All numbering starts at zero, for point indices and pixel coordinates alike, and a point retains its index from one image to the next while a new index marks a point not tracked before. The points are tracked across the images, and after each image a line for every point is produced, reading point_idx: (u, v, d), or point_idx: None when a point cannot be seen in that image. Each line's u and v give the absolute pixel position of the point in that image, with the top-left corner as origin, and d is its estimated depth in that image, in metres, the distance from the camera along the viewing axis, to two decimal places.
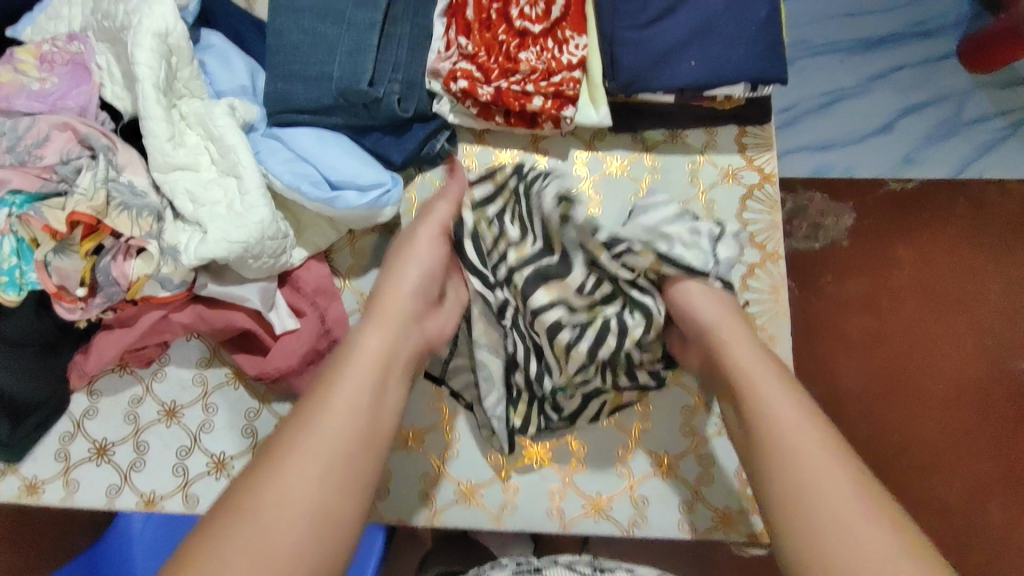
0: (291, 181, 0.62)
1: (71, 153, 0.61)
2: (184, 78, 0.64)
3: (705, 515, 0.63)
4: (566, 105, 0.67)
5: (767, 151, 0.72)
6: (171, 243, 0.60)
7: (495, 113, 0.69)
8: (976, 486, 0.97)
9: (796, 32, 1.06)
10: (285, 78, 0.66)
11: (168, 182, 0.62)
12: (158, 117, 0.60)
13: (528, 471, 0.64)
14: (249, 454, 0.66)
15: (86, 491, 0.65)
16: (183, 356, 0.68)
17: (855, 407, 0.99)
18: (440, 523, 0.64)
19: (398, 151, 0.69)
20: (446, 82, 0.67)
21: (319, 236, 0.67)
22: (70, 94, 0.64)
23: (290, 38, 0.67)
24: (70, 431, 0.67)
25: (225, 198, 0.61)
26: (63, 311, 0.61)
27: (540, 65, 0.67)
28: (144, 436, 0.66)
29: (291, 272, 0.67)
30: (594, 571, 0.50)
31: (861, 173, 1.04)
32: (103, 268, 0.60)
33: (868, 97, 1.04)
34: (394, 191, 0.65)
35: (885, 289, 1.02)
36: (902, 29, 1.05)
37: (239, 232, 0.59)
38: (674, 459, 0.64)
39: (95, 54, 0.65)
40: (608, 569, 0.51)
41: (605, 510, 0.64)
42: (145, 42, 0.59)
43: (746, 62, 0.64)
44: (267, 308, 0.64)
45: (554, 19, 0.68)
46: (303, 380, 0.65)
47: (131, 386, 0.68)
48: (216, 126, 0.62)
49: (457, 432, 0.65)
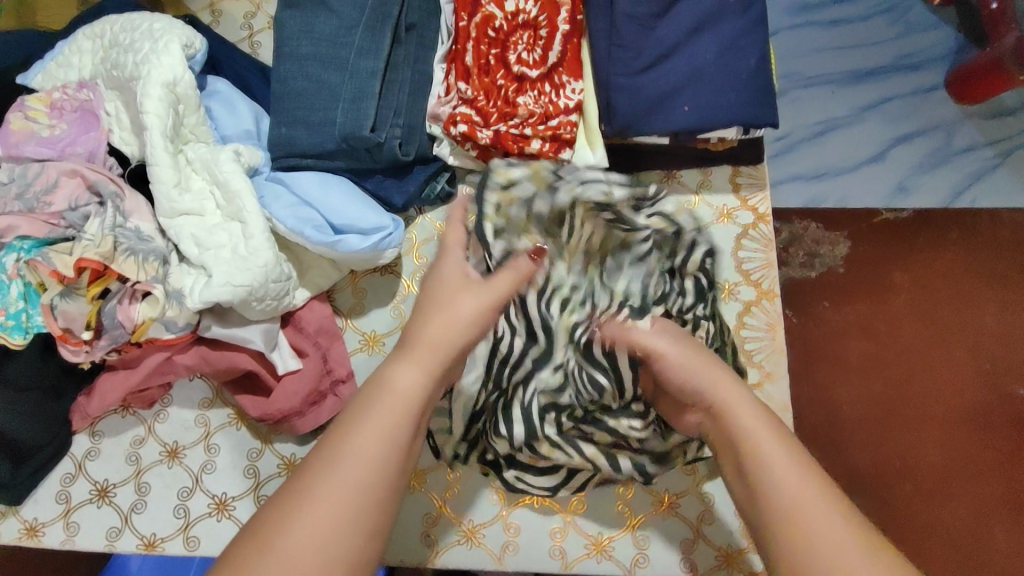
0: (294, 224, 0.64)
1: (79, 200, 0.62)
2: (190, 125, 0.65)
3: (707, 554, 0.64)
4: (563, 148, 0.69)
5: (760, 190, 0.74)
6: (176, 287, 0.61)
7: (494, 155, 0.71)
8: (980, 513, 0.97)
9: (787, 66, 1.09)
10: (290, 123, 0.68)
11: (173, 227, 0.63)
12: (165, 163, 0.62)
13: (529, 511, 0.65)
14: (251, 495, 0.66)
15: (86, 533, 0.65)
16: (186, 397, 0.69)
17: (856, 433, 0.99)
18: (441, 564, 0.64)
19: (400, 194, 0.71)
20: (447, 125, 0.69)
21: (321, 277, 0.68)
22: (79, 140, 0.65)
23: (294, 84, 0.69)
24: (72, 472, 0.67)
25: (230, 242, 0.62)
26: (67, 354, 0.61)
27: (538, 109, 0.69)
28: (146, 477, 0.67)
29: (294, 312, 0.68)
30: None
31: (855, 204, 1.05)
32: (109, 311, 0.60)
33: (859, 129, 1.07)
34: (395, 234, 0.66)
35: (882, 316, 1.03)
36: (891, 61, 1.08)
37: (243, 276, 0.60)
38: (675, 497, 0.65)
39: (104, 101, 0.66)
40: None
41: (606, 549, 0.64)
42: (154, 92, 0.61)
43: (738, 107, 0.66)
44: (270, 349, 0.65)
45: (551, 64, 0.70)
46: (304, 421, 0.66)
47: (133, 427, 0.68)
48: (222, 172, 0.63)
49: (458, 471, 0.66)
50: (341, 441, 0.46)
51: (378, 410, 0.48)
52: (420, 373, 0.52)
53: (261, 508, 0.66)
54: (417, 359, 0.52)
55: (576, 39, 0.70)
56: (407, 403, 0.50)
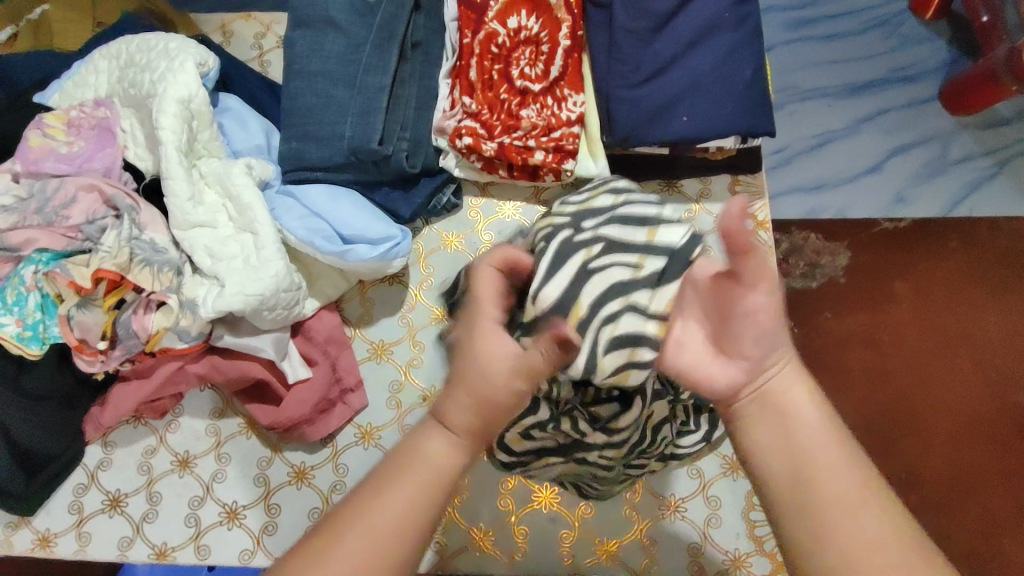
0: (305, 235, 0.65)
1: (96, 213, 0.64)
2: (203, 140, 0.67)
3: (714, 557, 0.64)
4: (567, 158, 0.71)
5: (759, 198, 0.76)
6: (189, 297, 0.62)
7: (498, 166, 0.73)
8: (989, 525, 0.97)
9: (784, 80, 1.11)
10: (299, 137, 0.70)
11: (187, 239, 0.64)
12: (179, 177, 0.64)
13: (537, 516, 0.65)
14: (261, 504, 0.67)
15: (98, 543, 0.66)
16: (197, 407, 0.70)
17: (863, 445, 1.00)
18: (451, 570, 0.65)
19: (407, 206, 0.72)
20: (452, 138, 0.71)
21: (330, 287, 0.70)
22: (95, 156, 0.67)
23: (304, 100, 0.71)
24: (84, 482, 0.68)
25: (241, 253, 0.64)
26: (82, 364, 0.62)
27: (540, 121, 0.71)
28: (158, 487, 0.67)
29: (303, 322, 0.70)
30: None
31: (855, 214, 1.07)
32: (124, 322, 0.62)
33: (856, 140, 1.09)
34: (404, 243, 0.68)
35: (885, 326, 1.04)
36: (885, 74, 1.10)
37: (255, 286, 0.62)
38: (682, 501, 0.65)
39: (120, 119, 0.68)
40: None
41: (615, 554, 0.64)
42: (169, 109, 0.63)
43: (735, 117, 0.68)
44: (280, 358, 0.66)
45: (553, 78, 0.72)
46: (314, 429, 0.67)
47: (145, 436, 0.69)
48: (234, 185, 0.65)
49: (467, 477, 0.66)
50: (367, 507, 0.39)
51: (408, 481, 0.41)
52: (462, 454, 0.43)
53: (271, 516, 0.66)
54: (465, 433, 0.43)
55: (577, 53, 0.72)
56: (443, 481, 0.41)
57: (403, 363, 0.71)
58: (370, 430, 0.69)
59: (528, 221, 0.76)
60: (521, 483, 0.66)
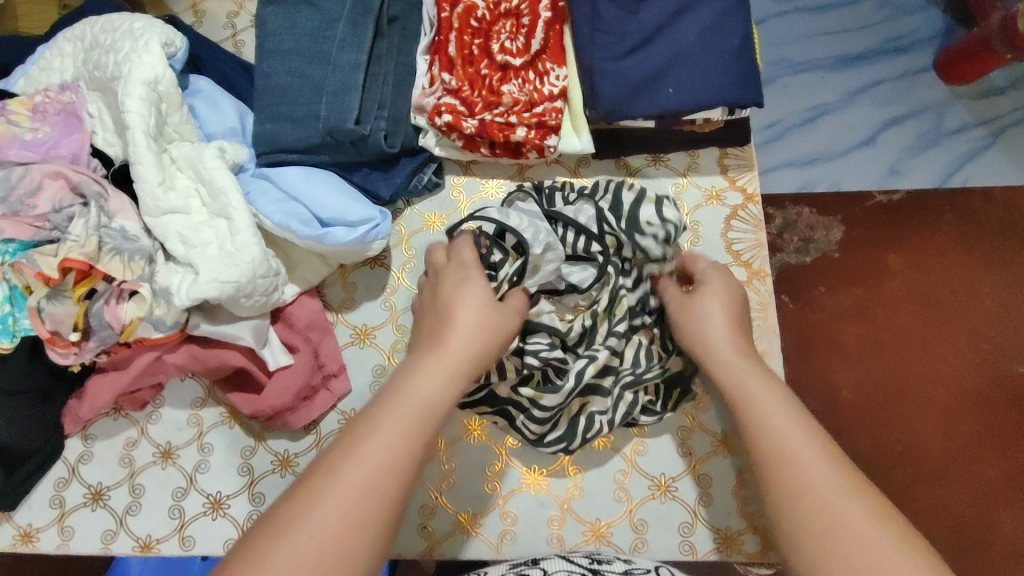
0: (281, 219, 0.63)
1: (64, 201, 0.62)
2: (174, 124, 0.65)
3: (705, 536, 0.63)
4: (549, 134, 0.69)
5: (749, 171, 0.74)
6: (163, 285, 0.61)
7: (480, 144, 0.71)
8: (983, 494, 0.97)
9: (776, 52, 1.08)
10: (274, 119, 0.68)
11: (159, 225, 0.62)
12: (148, 162, 0.61)
13: (526, 499, 0.64)
14: (246, 493, 0.66)
15: (81, 538, 0.65)
16: (178, 397, 0.68)
17: (856, 417, 0.99)
18: (439, 556, 0.64)
19: (386, 186, 0.70)
20: (431, 116, 0.69)
21: (311, 272, 0.68)
22: (62, 142, 0.65)
23: (277, 80, 0.68)
24: (65, 476, 0.67)
25: (215, 240, 0.62)
26: (56, 357, 0.61)
27: (522, 97, 0.69)
28: (140, 478, 0.66)
29: (283, 308, 0.68)
30: (590, 562, 0.56)
31: (849, 187, 1.05)
32: (96, 313, 0.60)
33: (849, 113, 1.07)
34: (383, 225, 0.66)
35: (878, 299, 1.03)
36: (879, 44, 1.08)
37: (230, 272, 0.60)
38: (672, 480, 0.65)
39: (87, 104, 0.66)
40: (604, 560, 0.57)
41: (604, 535, 0.64)
42: (135, 91, 0.61)
43: (724, 88, 0.65)
44: (260, 346, 0.65)
45: (535, 52, 0.70)
46: (297, 416, 0.66)
47: (126, 429, 0.68)
48: (206, 169, 0.63)
49: (453, 462, 0.65)
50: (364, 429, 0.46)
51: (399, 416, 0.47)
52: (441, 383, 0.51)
53: (256, 505, 0.65)
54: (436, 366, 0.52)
55: (559, 26, 0.70)
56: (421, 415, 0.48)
57: (386, 348, 0.70)
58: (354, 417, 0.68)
59: None
60: (508, 465, 0.65)
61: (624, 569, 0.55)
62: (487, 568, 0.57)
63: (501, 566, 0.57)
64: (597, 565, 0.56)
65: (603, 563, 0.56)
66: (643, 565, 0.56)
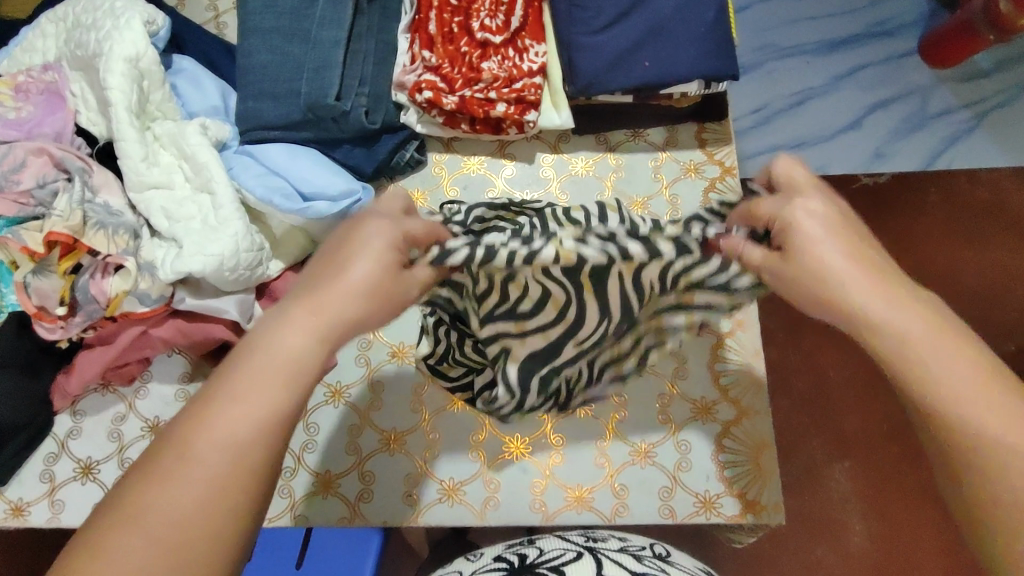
0: (263, 194, 0.64)
1: (47, 177, 0.63)
2: (156, 101, 0.65)
3: (685, 500, 0.65)
4: (529, 110, 0.70)
5: (726, 145, 0.75)
6: (147, 259, 0.62)
7: (461, 120, 0.72)
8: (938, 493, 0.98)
9: (761, 37, 1.08)
10: (256, 96, 0.69)
11: (143, 201, 0.63)
12: (132, 138, 0.62)
13: (509, 467, 0.66)
14: None
15: (71, 510, 0.66)
16: (165, 371, 0.69)
17: (790, 434, 1.02)
18: (423, 522, 0.65)
19: (368, 161, 0.71)
20: (412, 93, 0.69)
21: (295, 248, 0.69)
22: (45, 121, 0.65)
23: (258, 59, 0.69)
24: (55, 452, 0.67)
25: (199, 214, 0.63)
26: (43, 332, 0.62)
27: (502, 73, 0.69)
28: (129, 452, 0.67)
29: (269, 283, 0.69)
30: (586, 540, 0.54)
31: (836, 170, 1.04)
32: (82, 286, 0.61)
33: (837, 96, 1.07)
34: (365, 199, 0.67)
35: None
36: (864, 29, 1.08)
37: (214, 246, 0.61)
38: (652, 446, 0.66)
39: (68, 83, 0.67)
40: (600, 538, 0.55)
41: (586, 499, 0.65)
42: (116, 68, 0.61)
43: (699, 60, 0.66)
44: (246, 320, 0.65)
45: (514, 29, 0.70)
46: None
47: (115, 404, 0.69)
48: (188, 145, 0.64)
49: (437, 431, 0.67)
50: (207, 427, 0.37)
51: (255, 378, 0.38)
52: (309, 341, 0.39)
53: None
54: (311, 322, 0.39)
55: (537, 3, 0.71)
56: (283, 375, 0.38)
57: None
58: (339, 389, 0.68)
59: (493, 174, 0.75)
60: (492, 435, 0.66)
61: (619, 546, 0.53)
62: (483, 550, 0.56)
63: (497, 546, 0.55)
64: (592, 543, 0.54)
65: (598, 542, 0.54)
66: (637, 543, 0.55)
